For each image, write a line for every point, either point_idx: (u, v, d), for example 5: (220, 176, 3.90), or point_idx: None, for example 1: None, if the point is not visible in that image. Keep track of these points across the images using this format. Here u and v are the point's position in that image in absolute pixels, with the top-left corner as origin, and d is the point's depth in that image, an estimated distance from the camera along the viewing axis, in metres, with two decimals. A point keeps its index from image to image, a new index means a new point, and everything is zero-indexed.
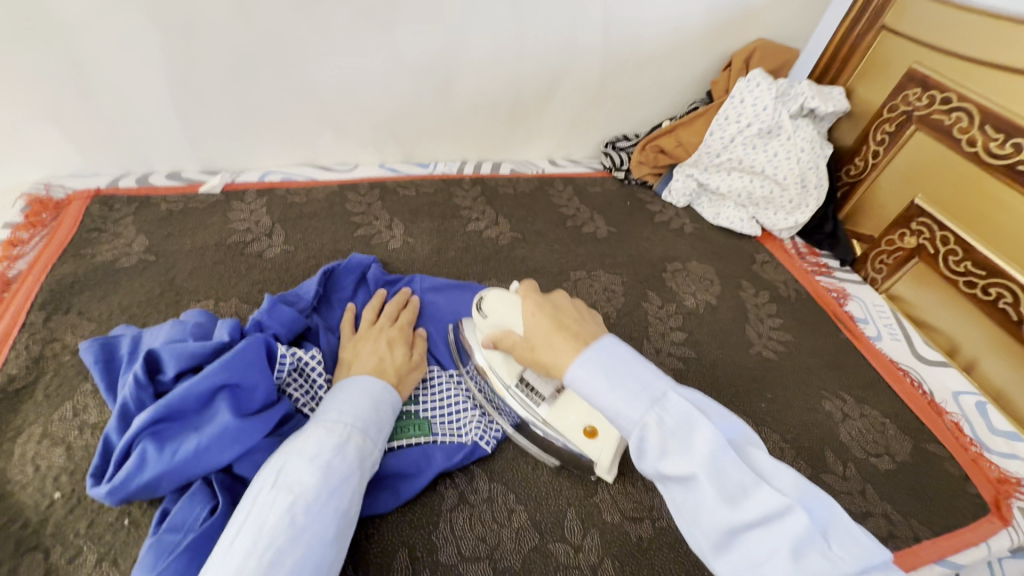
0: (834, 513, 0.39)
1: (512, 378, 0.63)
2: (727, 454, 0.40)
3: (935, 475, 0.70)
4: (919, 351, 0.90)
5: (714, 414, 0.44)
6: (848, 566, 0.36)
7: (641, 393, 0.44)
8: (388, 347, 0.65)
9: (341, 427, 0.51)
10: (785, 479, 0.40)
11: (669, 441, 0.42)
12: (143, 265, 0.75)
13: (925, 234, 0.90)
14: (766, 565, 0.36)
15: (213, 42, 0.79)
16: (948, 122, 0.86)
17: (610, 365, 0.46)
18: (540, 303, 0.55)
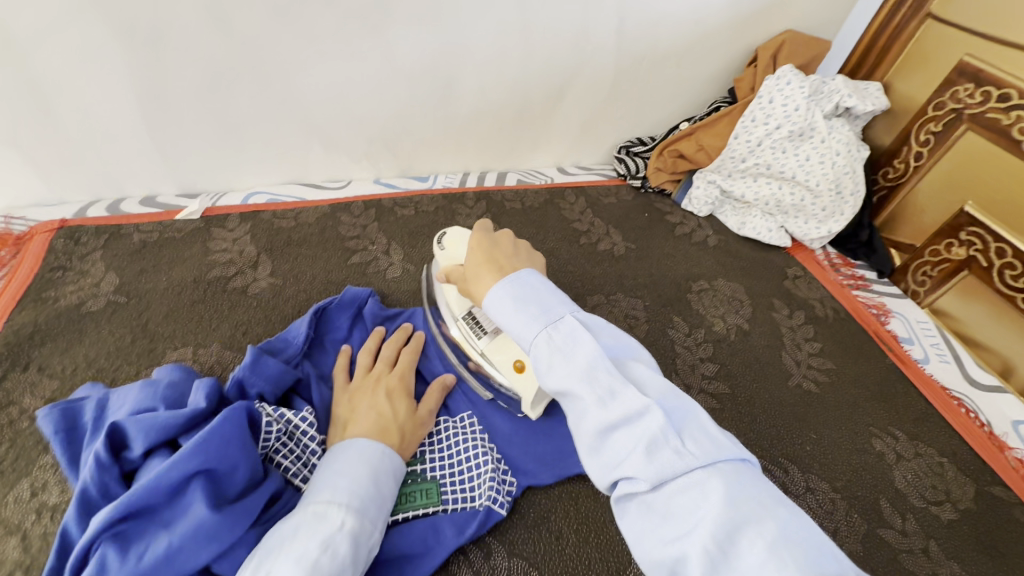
0: (698, 416, 0.38)
1: (460, 310, 0.63)
2: (604, 364, 0.39)
3: (1004, 525, 0.63)
4: (970, 374, 0.82)
5: (604, 331, 0.42)
6: (697, 461, 0.34)
7: (536, 316, 0.43)
8: (388, 400, 0.58)
9: (335, 511, 0.42)
10: (658, 388, 0.39)
11: (553, 357, 0.41)
12: (113, 308, 0.67)
13: (977, 245, 0.82)
14: (625, 466, 0.36)
15: (182, 54, 0.70)
16: (1005, 122, 0.77)
17: (519, 292, 0.45)
18: (479, 234, 0.54)
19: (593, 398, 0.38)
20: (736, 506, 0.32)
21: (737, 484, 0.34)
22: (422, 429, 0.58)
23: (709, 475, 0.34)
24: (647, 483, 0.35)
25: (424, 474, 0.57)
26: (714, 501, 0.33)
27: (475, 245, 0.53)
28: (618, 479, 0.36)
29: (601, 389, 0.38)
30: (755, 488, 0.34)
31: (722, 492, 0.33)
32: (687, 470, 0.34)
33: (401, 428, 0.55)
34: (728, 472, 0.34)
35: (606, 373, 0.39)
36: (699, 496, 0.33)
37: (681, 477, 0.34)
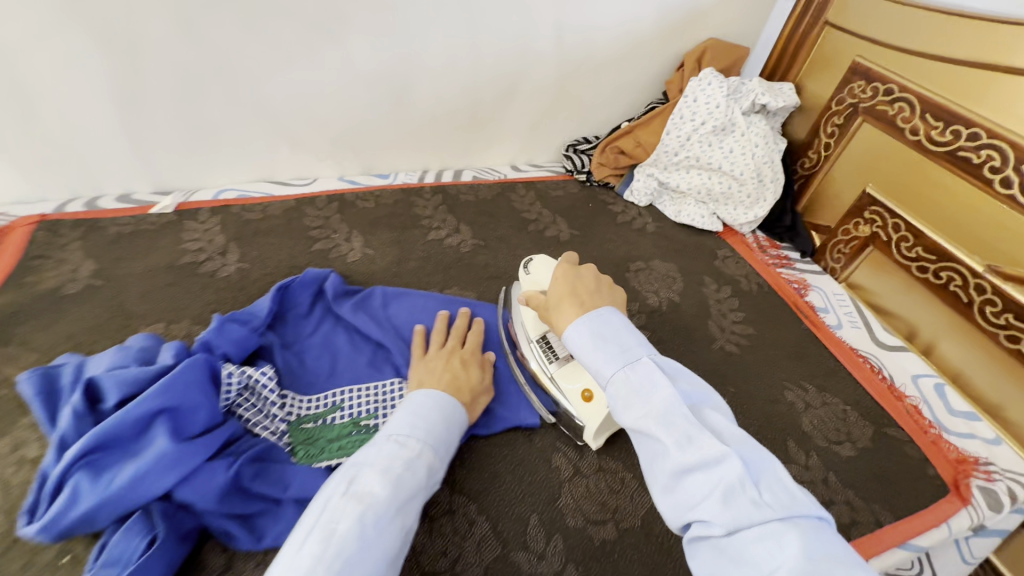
0: (776, 470, 0.40)
1: (536, 334, 0.69)
2: (681, 410, 0.43)
3: (896, 459, 0.72)
4: (879, 337, 0.91)
5: (684, 378, 0.46)
6: (773, 512, 0.36)
7: (617, 355, 0.48)
8: (463, 367, 0.66)
9: (412, 442, 0.50)
10: (736, 439, 0.42)
11: (631, 397, 0.45)
12: (91, 290, 0.73)
13: (878, 222, 0.92)
14: (699, 509, 0.38)
15: (156, 61, 0.77)
16: (891, 113, 0.88)
17: (599, 330, 0.50)
18: (568, 268, 0.58)
19: (672, 442, 0.41)
20: (815, 562, 0.33)
21: (815, 540, 0.35)
22: (486, 395, 0.67)
23: (787, 527, 0.35)
24: (722, 529, 0.37)
25: (376, 425, 0.62)
26: (791, 553, 0.34)
27: (560, 277, 0.58)
28: (692, 521, 0.39)
29: (679, 433, 0.41)
30: (833, 545, 0.35)
31: (800, 547, 0.34)
32: (763, 521, 0.36)
33: (470, 390, 0.64)
34: (803, 527, 0.36)
35: (681, 418, 0.42)
36: (776, 548, 0.35)
37: (758, 528, 0.36)
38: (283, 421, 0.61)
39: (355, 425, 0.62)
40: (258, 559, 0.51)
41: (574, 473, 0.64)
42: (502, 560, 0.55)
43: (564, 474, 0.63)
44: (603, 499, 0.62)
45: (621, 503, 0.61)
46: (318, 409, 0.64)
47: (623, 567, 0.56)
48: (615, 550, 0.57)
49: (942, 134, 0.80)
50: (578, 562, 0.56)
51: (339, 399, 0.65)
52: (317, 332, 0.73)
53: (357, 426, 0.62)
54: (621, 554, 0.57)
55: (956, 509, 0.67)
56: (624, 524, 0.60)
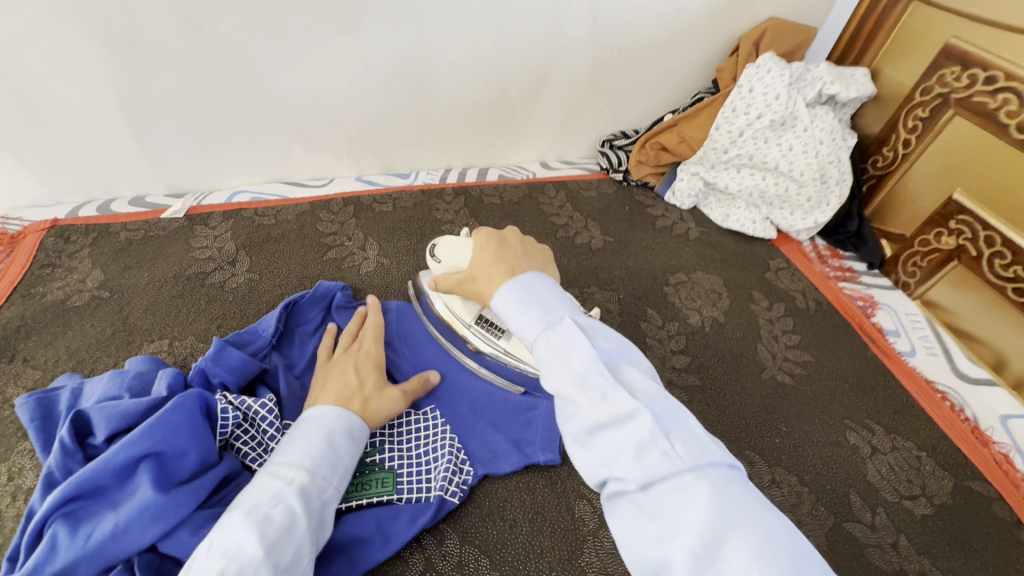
0: (687, 422, 0.39)
1: (471, 316, 0.67)
2: (598, 367, 0.41)
3: (981, 522, 0.61)
4: (959, 367, 0.79)
5: (605, 335, 0.45)
6: (683, 462, 0.35)
7: (539, 317, 0.47)
8: (359, 374, 0.61)
9: (287, 471, 0.47)
10: (645, 389, 0.40)
11: (552, 357, 0.44)
12: (97, 302, 0.70)
13: (966, 233, 0.79)
14: (614, 466, 0.37)
15: (161, 56, 0.73)
16: (992, 106, 0.74)
17: (524, 292, 0.49)
18: (487, 236, 0.57)
19: (586, 399, 0.40)
20: (720, 511, 0.33)
21: (724, 489, 0.34)
22: (391, 405, 0.60)
23: (697, 480, 0.35)
24: (636, 484, 0.36)
25: (381, 462, 0.59)
26: (700, 505, 0.33)
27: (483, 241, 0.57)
28: (608, 478, 0.38)
29: (594, 391, 0.40)
30: (740, 496, 0.34)
31: (708, 497, 0.34)
32: (676, 473, 0.35)
33: (366, 398, 0.58)
34: (712, 477, 0.35)
35: (598, 376, 0.40)
36: (687, 499, 0.34)
37: (669, 480, 0.35)
38: None
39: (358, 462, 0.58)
40: None
41: (599, 524, 0.57)
42: None
43: (588, 526, 0.56)
44: None
45: None
46: None
47: None
48: None
49: None
50: None
51: None
52: None
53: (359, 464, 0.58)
54: None
55: None
56: None
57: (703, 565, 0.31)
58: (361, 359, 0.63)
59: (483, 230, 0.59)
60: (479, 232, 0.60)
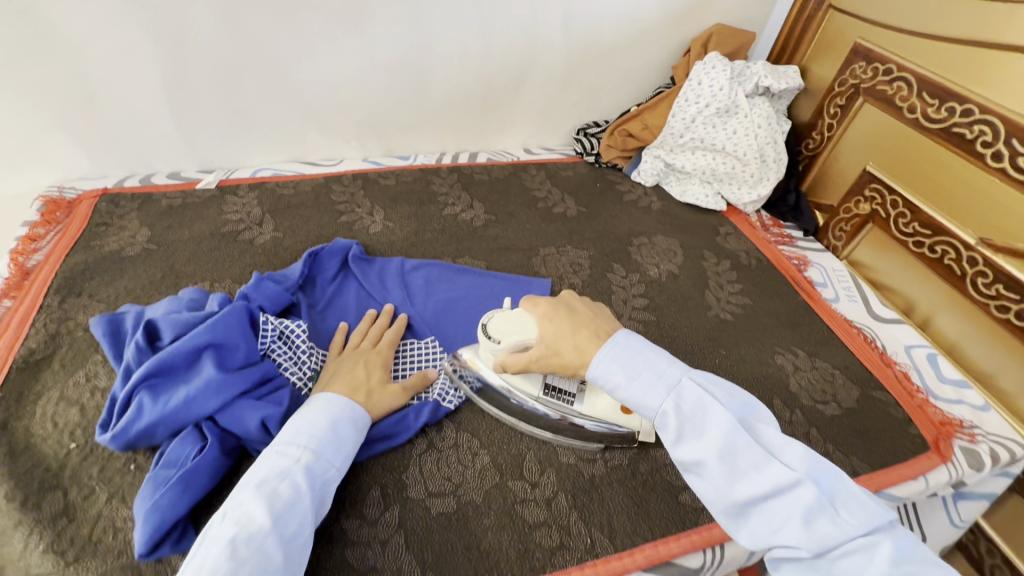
0: (844, 482, 0.45)
1: (537, 388, 0.65)
2: (741, 439, 0.47)
3: (880, 419, 0.75)
4: (875, 310, 0.94)
5: (726, 392, 0.51)
6: (855, 528, 0.42)
7: (655, 381, 0.52)
8: (366, 371, 0.65)
9: (293, 450, 0.51)
10: (795, 453, 0.46)
11: (687, 427, 0.49)
12: (147, 253, 0.83)
13: (877, 199, 0.95)
14: (782, 535, 0.44)
15: (202, 49, 0.87)
16: (890, 92, 0.91)
17: (625, 358, 0.54)
18: (552, 305, 0.63)
19: (730, 478, 0.46)
20: (900, 567, 0.40)
21: (896, 544, 0.41)
22: (394, 398, 0.64)
23: (872, 542, 0.41)
24: (810, 551, 0.42)
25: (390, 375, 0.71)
26: (878, 563, 0.40)
27: (548, 312, 0.63)
28: (777, 545, 0.44)
29: (744, 467, 0.46)
30: (912, 550, 0.41)
31: (888, 553, 0.40)
32: (850, 538, 0.42)
33: (371, 391, 0.63)
34: (884, 537, 0.42)
35: (745, 447, 0.46)
36: (866, 559, 0.41)
37: (845, 548, 0.42)
38: (311, 368, 0.68)
39: None
40: None
41: None
42: (499, 486, 0.62)
43: None
44: (595, 441, 0.68)
45: (611, 445, 0.67)
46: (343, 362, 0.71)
47: (610, 499, 0.62)
48: (603, 484, 0.63)
49: (937, 112, 0.83)
50: (568, 491, 0.62)
51: None
52: (342, 293, 0.81)
53: None
54: (607, 487, 0.63)
55: (935, 464, 0.71)
56: (613, 462, 0.66)
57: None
58: (369, 357, 0.68)
59: (544, 300, 0.65)
60: (534, 304, 0.65)
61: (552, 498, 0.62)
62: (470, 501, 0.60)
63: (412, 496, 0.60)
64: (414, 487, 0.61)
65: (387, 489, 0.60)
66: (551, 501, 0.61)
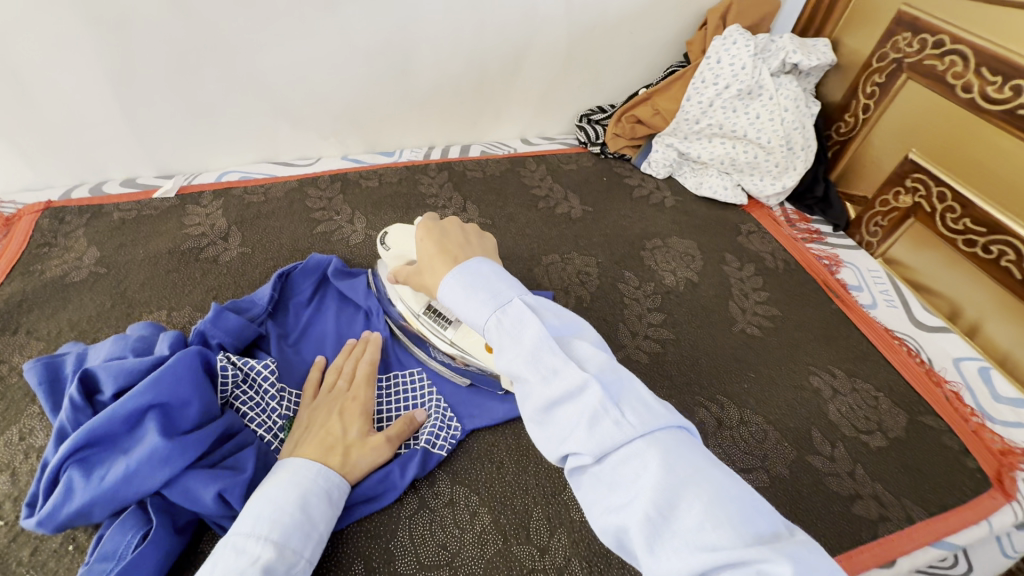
0: (636, 388, 0.40)
1: (420, 306, 0.67)
2: (549, 346, 0.41)
3: (933, 451, 0.66)
4: (917, 316, 0.84)
5: (555, 312, 0.45)
6: (635, 430, 0.37)
7: (486, 300, 0.45)
8: (343, 422, 0.57)
9: (253, 544, 0.42)
10: (595, 361, 0.41)
11: (504, 337, 0.43)
12: (94, 278, 0.73)
13: (921, 191, 0.84)
14: (570, 441, 0.38)
15: (146, 37, 0.75)
16: (941, 68, 0.79)
17: (471, 280, 0.47)
18: (427, 227, 0.54)
19: (541, 380, 0.40)
20: (672, 473, 0.35)
21: (673, 451, 0.36)
22: (374, 453, 0.55)
23: (648, 445, 0.37)
24: (590, 456, 0.37)
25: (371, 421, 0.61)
26: (653, 470, 0.35)
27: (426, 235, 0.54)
28: (566, 454, 0.39)
29: (547, 369, 0.41)
30: (688, 454, 0.36)
31: (660, 461, 0.36)
32: (626, 440, 0.37)
33: (348, 448, 0.54)
34: (663, 442, 0.37)
35: (550, 353, 0.41)
36: (640, 467, 0.36)
37: (622, 449, 0.37)
38: (282, 416, 0.59)
39: None
40: None
41: None
42: (503, 554, 0.53)
43: None
44: None
45: None
46: None
47: (631, 564, 0.54)
48: None
49: (999, 92, 0.72)
50: (582, 557, 0.54)
51: None
52: (320, 318, 0.71)
53: None
54: None
55: (999, 505, 0.62)
56: None
57: (657, 528, 0.33)
58: (345, 402, 0.59)
59: (425, 221, 0.57)
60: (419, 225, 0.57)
61: (564, 567, 0.53)
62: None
63: (400, 572, 0.51)
64: (403, 559, 0.52)
65: (372, 563, 0.52)
66: (563, 571, 0.53)
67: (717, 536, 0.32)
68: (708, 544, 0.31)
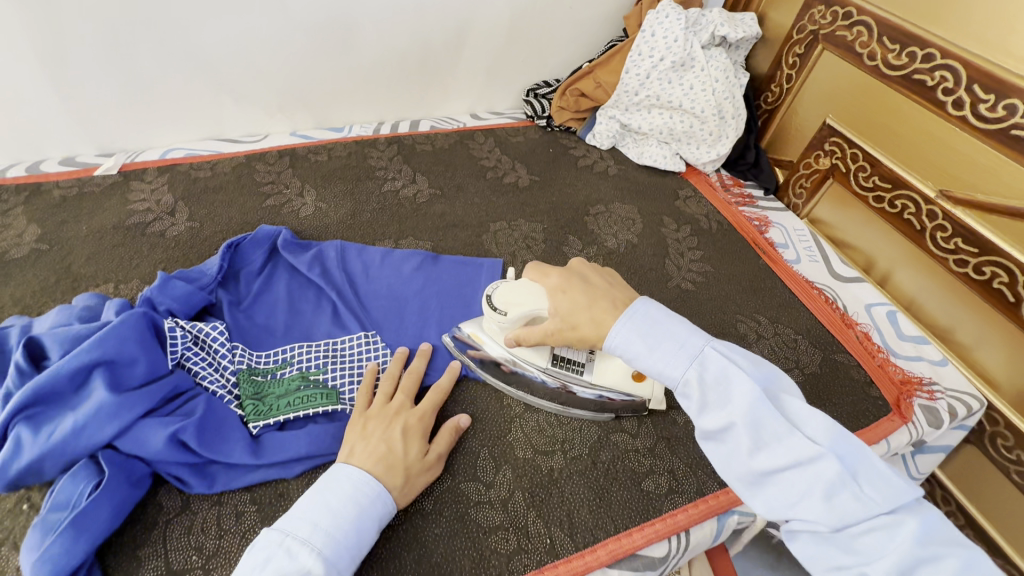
0: (867, 456, 0.43)
1: (543, 360, 0.63)
2: (768, 411, 0.45)
3: (842, 383, 0.74)
4: (835, 269, 0.92)
5: (751, 362, 0.48)
6: (879, 505, 0.41)
7: (677, 351, 0.49)
8: (403, 437, 0.55)
9: (304, 552, 0.44)
10: (818, 425, 0.44)
11: (710, 394, 0.48)
12: (36, 254, 0.72)
13: (837, 153, 0.91)
14: (799, 507, 0.43)
15: (75, 11, 0.74)
16: (850, 38, 0.86)
17: (644, 326, 0.52)
18: (565, 276, 0.59)
19: (753, 446, 0.44)
20: (924, 546, 0.39)
21: (922, 525, 0.40)
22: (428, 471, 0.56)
23: (894, 519, 0.41)
24: (828, 526, 0.42)
25: (324, 379, 0.63)
26: (900, 542, 0.40)
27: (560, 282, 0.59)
28: (793, 517, 0.43)
29: (769, 437, 0.44)
30: (937, 528, 0.40)
31: (913, 533, 0.40)
32: (873, 516, 0.41)
33: (408, 468, 0.54)
34: (906, 513, 0.41)
35: (770, 420, 0.45)
36: (885, 538, 0.40)
37: (866, 523, 0.41)
38: (233, 372, 0.61)
39: (303, 378, 0.62)
40: (213, 499, 0.53)
41: (525, 408, 0.66)
42: (451, 490, 0.57)
43: (515, 411, 0.65)
44: (552, 432, 0.64)
45: (570, 435, 0.64)
46: (270, 364, 0.64)
47: (569, 493, 0.59)
48: (562, 478, 0.60)
49: (897, 58, 0.79)
50: (524, 489, 0.58)
51: (290, 355, 0.65)
52: (270, 287, 0.72)
53: (304, 379, 0.62)
54: (567, 481, 0.60)
55: (896, 426, 0.70)
56: (572, 454, 0.62)
57: None
58: (407, 419, 0.57)
59: (550, 269, 0.61)
60: (545, 274, 0.61)
61: (508, 499, 0.57)
62: (418, 510, 0.55)
63: None
64: None
65: None
66: (506, 502, 0.57)
67: None
68: None
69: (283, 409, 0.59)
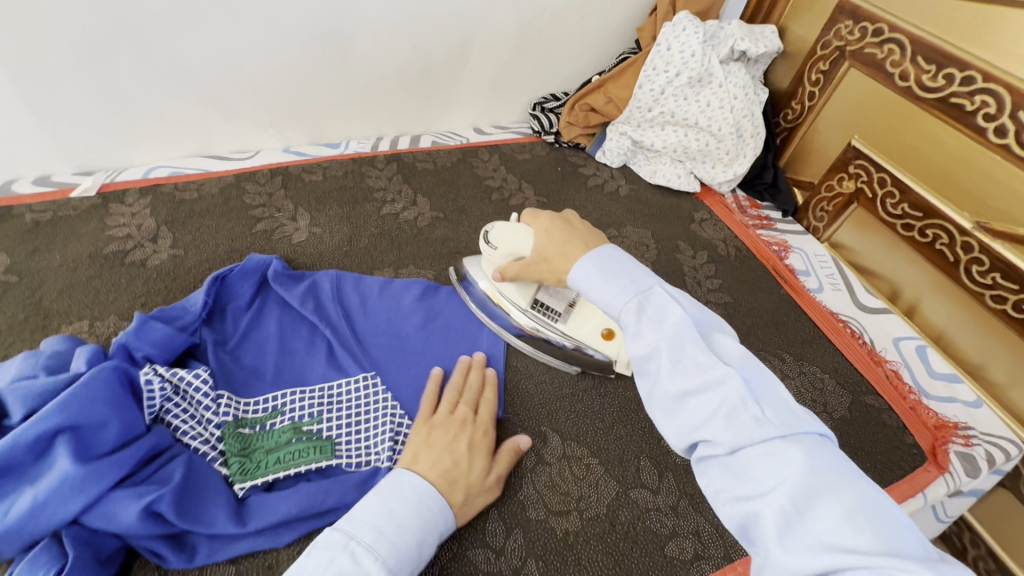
0: (776, 389, 0.41)
1: (527, 303, 0.69)
2: (691, 336, 0.43)
3: (874, 428, 0.69)
4: (860, 300, 0.87)
5: (693, 306, 0.46)
6: (776, 429, 0.37)
7: (626, 288, 0.47)
8: (467, 453, 0.54)
9: (369, 561, 0.42)
10: (733, 355, 0.42)
11: (645, 324, 0.45)
12: (4, 288, 0.66)
13: (863, 176, 0.86)
14: (704, 428, 0.40)
15: (48, 22, 0.68)
16: (880, 56, 0.81)
17: (606, 266, 0.50)
18: (551, 218, 0.59)
19: (673, 367, 0.42)
20: (816, 475, 0.35)
21: (817, 455, 0.36)
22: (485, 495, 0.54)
23: (790, 445, 0.37)
24: (725, 447, 0.38)
25: (319, 431, 0.58)
26: (795, 468, 0.35)
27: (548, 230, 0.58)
28: (698, 441, 0.40)
29: (686, 361, 0.42)
30: (836, 462, 0.36)
31: (805, 462, 0.35)
32: (766, 438, 0.37)
33: (469, 486, 0.52)
34: (806, 444, 0.37)
35: (692, 344, 0.42)
36: (778, 461, 0.36)
37: (760, 445, 0.37)
38: (218, 426, 0.55)
39: (295, 430, 0.57)
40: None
41: (536, 461, 0.60)
42: (457, 559, 0.52)
43: (526, 464, 0.60)
44: (566, 488, 0.59)
45: (585, 492, 0.58)
46: (260, 413, 0.58)
47: (586, 560, 0.54)
48: (578, 543, 0.55)
49: (932, 80, 0.74)
50: (538, 557, 0.53)
51: (282, 402, 0.60)
52: (261, 323, 0.67)
53: (297, 432, 0.57)
54: (583, 546, 0.55)
55: (933, 477, 0.65)
56: (588, 513, 0.57)
57: (791, 522, 0.34)
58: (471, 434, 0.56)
59: (544, 215, 0.60)
60: (535, 217, 0.61)
61: (520, 569, 0.52)
62: None
63: None
64: None
65: None
66: (519, 572, 0.52)
67: (860, 541, 0.32)
68: (847, 546, 0.32)
69: (272, 468, 0.54)
